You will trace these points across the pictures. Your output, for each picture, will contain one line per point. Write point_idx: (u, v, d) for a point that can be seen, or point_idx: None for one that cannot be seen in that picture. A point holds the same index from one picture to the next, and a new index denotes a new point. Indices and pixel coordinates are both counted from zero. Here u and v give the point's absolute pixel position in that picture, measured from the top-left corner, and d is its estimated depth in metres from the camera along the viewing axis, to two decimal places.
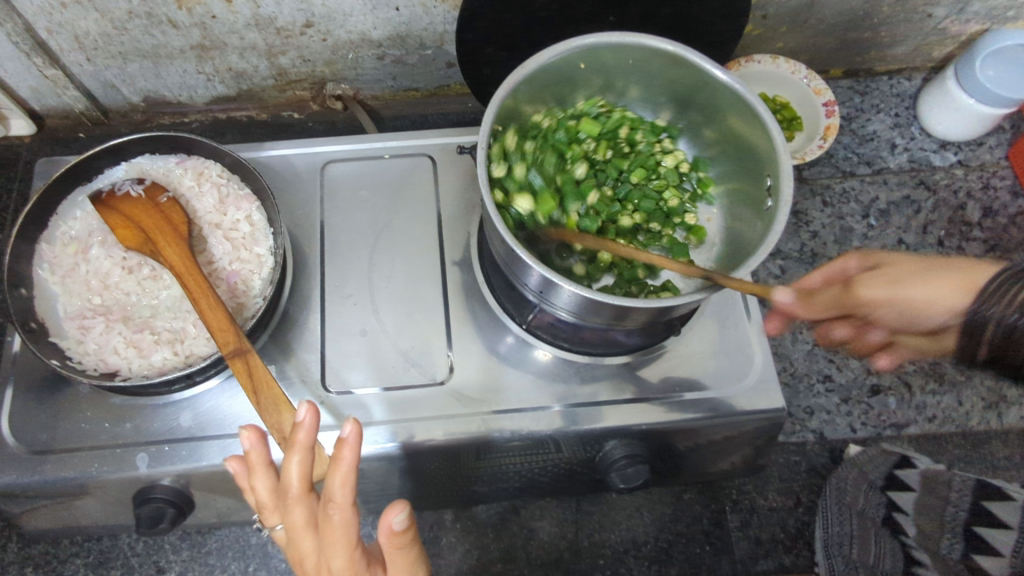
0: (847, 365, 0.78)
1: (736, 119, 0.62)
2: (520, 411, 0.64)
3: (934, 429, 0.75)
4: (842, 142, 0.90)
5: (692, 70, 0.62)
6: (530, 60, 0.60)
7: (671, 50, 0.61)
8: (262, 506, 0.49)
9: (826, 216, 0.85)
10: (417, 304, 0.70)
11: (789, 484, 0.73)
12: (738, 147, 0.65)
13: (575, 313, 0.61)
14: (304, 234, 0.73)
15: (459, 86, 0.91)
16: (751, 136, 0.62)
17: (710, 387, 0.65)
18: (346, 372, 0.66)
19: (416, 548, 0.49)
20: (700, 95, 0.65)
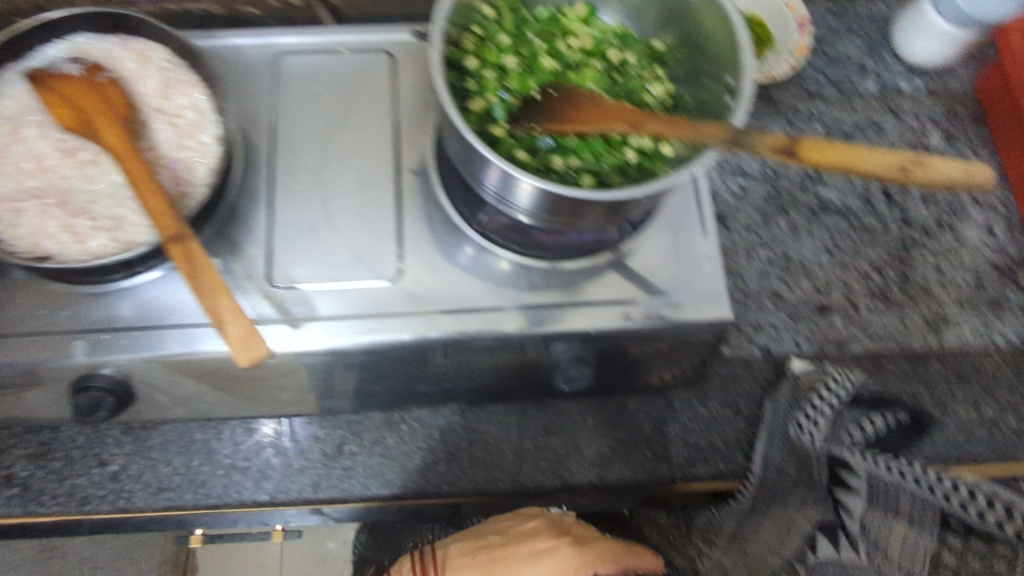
0: (797, 284, 0.78)
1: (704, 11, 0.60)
2: (470, 311, 0.63)
3: (875, 348, 0.77)
4: (812, 64, 0.88)
5: None
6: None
7: None
8: None
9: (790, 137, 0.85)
10: (368, 203, 0.68)
11: (731, 395, 0.75)
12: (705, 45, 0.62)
13: (532, 210, 0.60)
14: (254, 128, 0.70)
15: None
16: (718, 32, 0.59)
17: (658, 293, 0.65)
18: (293, 267, 0.64)
19: None
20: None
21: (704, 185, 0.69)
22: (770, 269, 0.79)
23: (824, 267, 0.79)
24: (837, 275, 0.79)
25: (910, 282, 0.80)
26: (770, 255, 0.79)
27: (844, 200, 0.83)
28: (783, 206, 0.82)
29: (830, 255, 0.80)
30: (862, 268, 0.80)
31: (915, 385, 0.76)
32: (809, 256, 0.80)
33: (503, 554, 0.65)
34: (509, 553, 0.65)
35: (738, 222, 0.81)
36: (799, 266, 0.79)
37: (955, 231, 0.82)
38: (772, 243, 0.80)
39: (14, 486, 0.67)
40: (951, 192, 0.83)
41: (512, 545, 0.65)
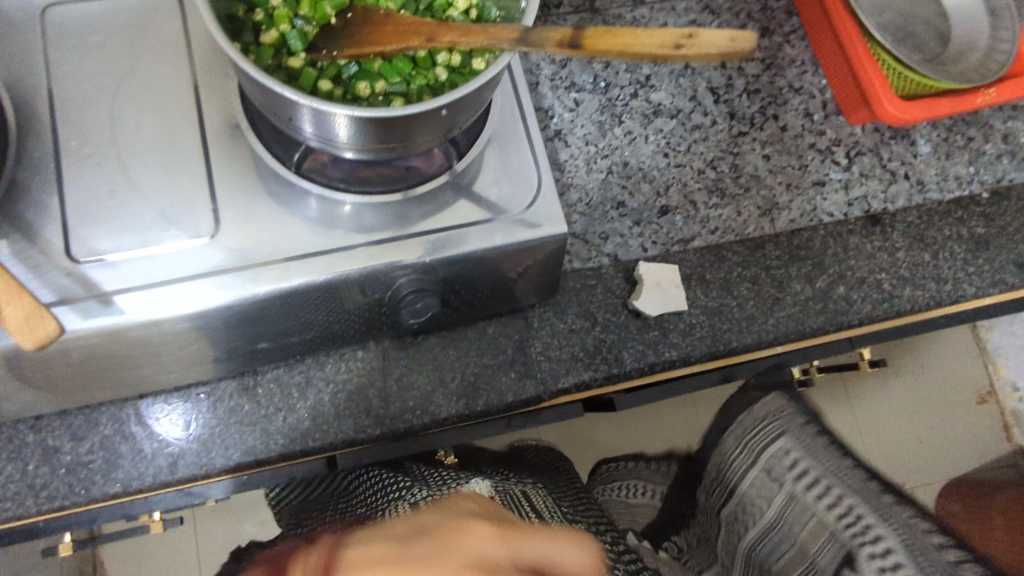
0: (638, 190, 0.80)
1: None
2: (298, 258, 0.61)
3: (715, 240, 0.80)
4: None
5: None
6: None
7: None
8: None
9: None
10: (172, 159, 0.63)
11: (587, 306, 0.76)
12: None
13: (343, 141, 0.57)
14: (25, 93, 0.63)
15: None
16: None
17: (493, 211, 0.64)
18: (94, 239, 0.59)
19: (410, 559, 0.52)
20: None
21: (527, 97, 0.68)
22: (610, 178, 0.80)
23: (661, 169, 0.82)
24: (674, 175, 0.82)
25: (741, 173, 0.83)
26: (609, 165, 0.81)
27: (674, 101, 0.85)
28: (616, 114, 0.83)
29: (666, 157, 0.82)
30: (697, 166, 0.82)
31: (754, 269, 0.80)
32: (646, 160, 0.82)
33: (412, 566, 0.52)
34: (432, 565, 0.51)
35: (575, 136, 0.81)
36: (637, 172, 0.81)
37: (778, 120, 0.86)
38: (610, 153, 0.81)
39: None
40: (771, 83, 0.87)
41: (450, 539, 0.54)
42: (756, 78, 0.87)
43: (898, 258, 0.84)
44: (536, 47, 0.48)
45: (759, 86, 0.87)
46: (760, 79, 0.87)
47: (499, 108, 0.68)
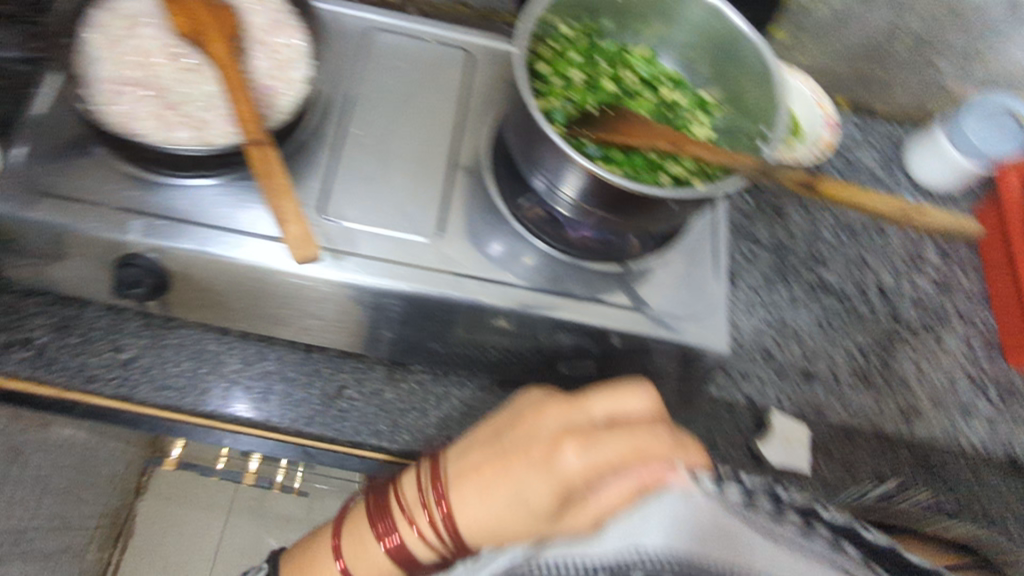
0: (788, 348, 0.84)
1: (751, 66, 0.69)
2: (493, 282, 0.69)
3: (849, 421, 0.81)
4: (834, 163, 0.98)
5: (721, 20, 0.69)
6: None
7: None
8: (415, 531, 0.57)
9: (803, 220, 0.94)
10: (423, 171, 0.75)
11: (711, 432, 0.78)
12: (747, 98, 0.71)
13: (573, 202, 0.67)
14: (337, 86, 0.78)
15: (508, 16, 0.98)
16: (762, 88, 0.69)
17: (667, 308, 0.71)
18: (345, 207, 0.70)
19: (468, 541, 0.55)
20: (724, 39, 0.71)
21: (723, 228, 0.77)
22: (765, 328, 0.85)
23: (815, 337, 0.85)
24: (825, 347, 0.85)
25: (891, 370, 0.85)
26: (768, 316, 0.86)
27: (842, 284, 0.90)
28: (786, 276, 0.89)
29: (822, 329, 0.86)
30: (849, 347, 0.86)
31: (883, 464, 0.80)
32: (803, 325, 0.86)
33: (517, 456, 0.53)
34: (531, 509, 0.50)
35: (744, 280, 0.87)
36: (792, 332, 0.85)
37: (937, 336, 0.89)
38: (771, 306, 0.86)
39: (30, 350, 0.71)
40: (937, 302, 0.91)
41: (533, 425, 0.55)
42: (924, 293, 0.92)
43: None
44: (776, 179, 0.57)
45: (927, 302, 0.91)
46: (928, 295, 0.92)
47: (696, 231, 0.77)
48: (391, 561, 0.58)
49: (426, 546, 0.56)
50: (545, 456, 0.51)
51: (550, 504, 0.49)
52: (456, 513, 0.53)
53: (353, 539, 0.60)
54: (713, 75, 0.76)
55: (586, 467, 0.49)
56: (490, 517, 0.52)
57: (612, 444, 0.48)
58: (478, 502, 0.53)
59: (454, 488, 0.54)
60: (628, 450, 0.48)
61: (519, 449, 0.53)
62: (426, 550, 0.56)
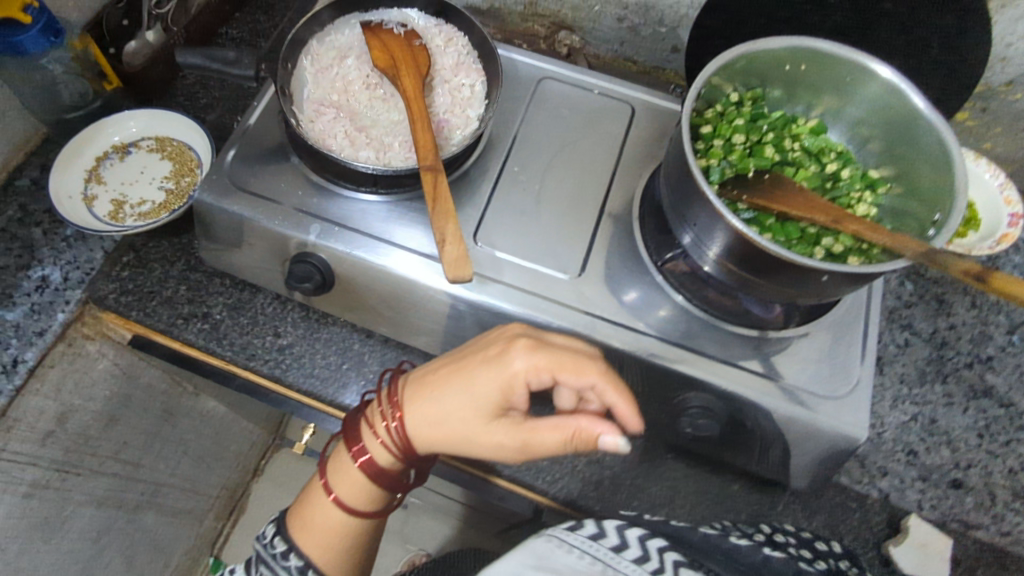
0: (936, 450, 0.77)
1: (930, 150, 0.66)
2: (627, 329, 0.70)
3: (1002, 544, 0.73)
4: (1012, 260, 0.90)
5: (902, 100, 0.67)
6: (760, 39, 0.68)
7: (887, 75, 0.67)
8: (382, 456, 0.66)
9: (970, 315, 0.86)
10: (573, 212, 0.78)
11: (836, 523, 0.73)
12: (921, 181, 0.68)
13: (719, 263, 0.67)
14: (504, 126, 0.83)
15: (673, 74, 1.00)
16: (937, 172, 0.65)
17: (804, 384, 0.68)
18: (495, 236, 0.74)
19: (348, 468, 0.68)
20: (903, 121, 0.69)
21: (877, 312, 0.73)
22: (911, 424, 0.78)
23: (969, 445, 0.78)
24: (981, 458, 0.77)
25: None
26: (916, 412, 0.79)
27: (1009, 392, 0.81)
28: (942, 373, 0.82)
29: (980, 436, 0.78)
30: (1011, 462, 0.77)
31: None
32: (956, 428, 0.79)
33: (462, 364, 0.62)
34: (484, 433, 0.59)
35: (892, 369, 0.82)
36: (942, 433, 0.78)
37: None
38: (920, 401, 0.80)
39: (207, 323, 0.80)
40: None
41: (467, 367, 0.61)
42: None
43: None
44: (944, 268, 0.54)
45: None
46: None
47: (846, 309, 0.73)
48: (367, 478, 0.67)
49: (390, 453, 0.65)
50: (490, 398, 0.59)
51: (491, 407, 0.60)
52: (405, 415, 0.63)
53: (337, 463, 0.68)
54: (885, 156, 0.74)
55: (530, 366, 0.58)
56: (439, 418, 0.61)
57: (614, 400, 0.59)
58: (429, 400, 0.62)
59: (420, 416, 0.62)
60: (574, 368, 0.59)
61: (472, 365, 0.61)
62: (388, 454, 0.66)
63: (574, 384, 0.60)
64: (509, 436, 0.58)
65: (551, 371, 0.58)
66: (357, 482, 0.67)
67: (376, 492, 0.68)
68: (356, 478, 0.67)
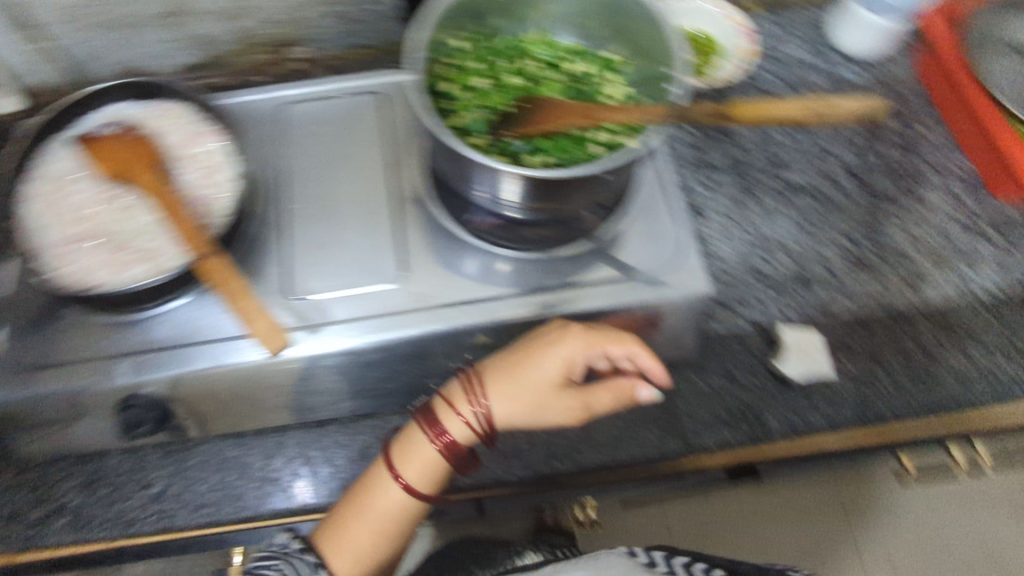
0: (777, 260, 0.84)
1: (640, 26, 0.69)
2: (471, 303, 0.70)
3: (859, 310, 0.81)
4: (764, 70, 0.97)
5: None
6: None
7: None
8: (461, 438, 0.67)
9: (753, 132, 0.93)
10: (372, 220, 0.75)
11: (727, 367, 0.78)
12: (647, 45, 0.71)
13: (516, 204, 0.67)
14: (266, 170, 0.79)
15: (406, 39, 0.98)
16: (654, 33, 0.68)
17: (640, 270, 0.72)
18: (308, 281, 0.71)
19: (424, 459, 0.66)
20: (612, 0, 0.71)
21: (670, 176, 0.77)
22: (749, 249, 0.84)
23: (800, 242, 0.85)
24: (813, 247, 0.84)
25: (884, 247, 0.84)
26: (748, 236, 0.85)
27: (810, 180, 0.89)
28: (754, 192, 0.88)
29: (805, 230, 0.86)
30: (836, 239, 0.85)
31: (906, 340, 0.79)
32: (784, 233, 0.85)
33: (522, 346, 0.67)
34: (562, 406, 0.66)
35: (714, 210, 0.87)
36: (776, 244, 0.85)
37: (919, 197, 0.87)
38: (748, 226, 0.86)
39: (66, 516, 0.72)
40: (910, 164, 0.90)
41: (533, 347, 0.66)
42: (893, 159, 0.90)
43: None
44: (689, 119, 0.57)
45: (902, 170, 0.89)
46: (897, 160, 0.90)
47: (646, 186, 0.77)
48: (439, 456, 0.66)
49: (471, 431, 0.66)
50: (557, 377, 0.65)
51: (556, 379, 0.66)
52: (492, 400, 0.65)
53: (404, 450, 0.67)
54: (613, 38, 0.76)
55: (589, 339, 0.66)
56: (517, 393, 0.65)
57: (647, 363, 0.68)
58: (513, 386, 0.65)
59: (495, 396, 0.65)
60: (616, 339, 0.67)
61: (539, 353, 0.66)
62: (466, 437, 0.66)
63: (615, 354, 0.67)
64: (570, 399, 0.66)
65: (603, 346, 0.66)
66: (426, 462, 0.66)
67: (433, 478, 0.67)
68: (429, 457, 0.66)
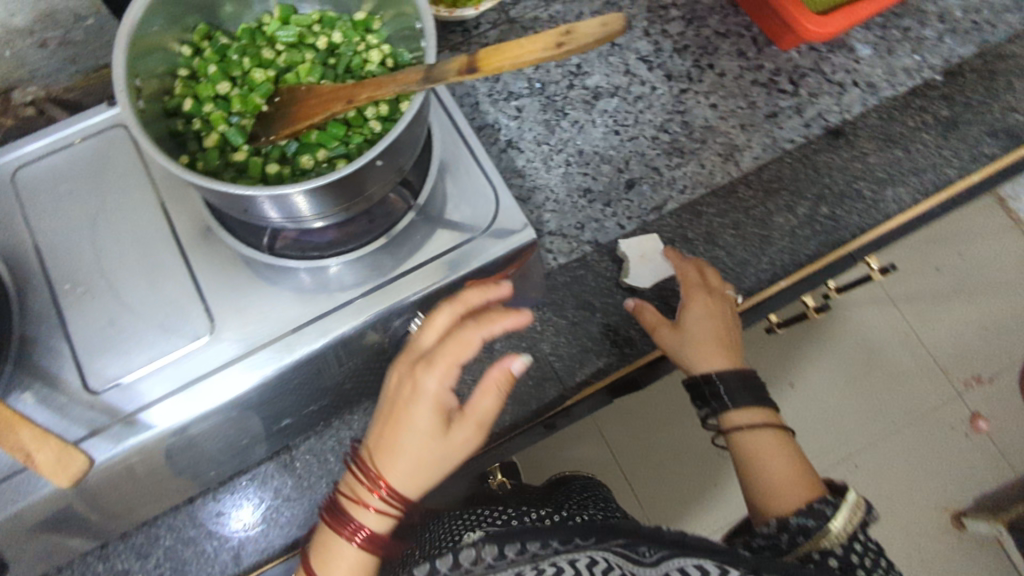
0: (600, 173, 0.82)
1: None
2: (298, 330, 0.64)
3: (686, 199, 0.82)
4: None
5: None
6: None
7: None
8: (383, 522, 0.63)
9: None
10: (159, 274, 0.66)
11: (582, 296, 0.78)
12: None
13: (304, 215, 0.61)
14: (13, 256, 0.67)
15: None
16: None
17: (458, 235, 0.67)
18: (107, 368, 0.63)
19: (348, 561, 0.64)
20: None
21: (463, 122, 0.72)
22: (570, 170, 0.82)
23: (617, 147, 0.83)
24: (630, 149, 0.83)
25: (694, 127, 0.84)
26: (566, 158, 0.83)
27: (610, 81, 0.87)
28: (560, 109, 0.85)
29: (618, 134, 0.84)
30: (649, 133, 0.84)
31: (736, 215, 0.81)
32: (598, 143, 0.83)
33: (395, 416, 0.61)
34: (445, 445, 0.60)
35: (526, 140, 0.83)
36: (594, 156, 0.83)
37: (714, 68, 0.88)
38: (563, 146, 0.83)
39: None
40: (697, 36, 0.89)
41: (403, 414, 0.60)
42: (681, 36, 0.89)
43: (871, 162, 0.84)
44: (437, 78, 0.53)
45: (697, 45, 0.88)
46: (685, 35, 0.89)
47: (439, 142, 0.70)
48: (364, 552, 0.63)
49: (387, 518, 0.62)
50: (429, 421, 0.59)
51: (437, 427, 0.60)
52: (391, 482, 0.60)
53: (320, 558, 0.64)
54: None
55: (447, 375, 0.60)
56: (410, 467, 0.60)
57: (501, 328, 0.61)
58: (396, 458, 0.60)
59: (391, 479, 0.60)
60: (462, 348, 0.60)
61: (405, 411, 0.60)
62: (387, 522, 0.63)
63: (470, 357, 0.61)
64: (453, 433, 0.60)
65: (457, 366, 0.60)
66: (354, 564, 0.63)
67: (373, 563, 0.65)
68: (354, 559, 0.63)
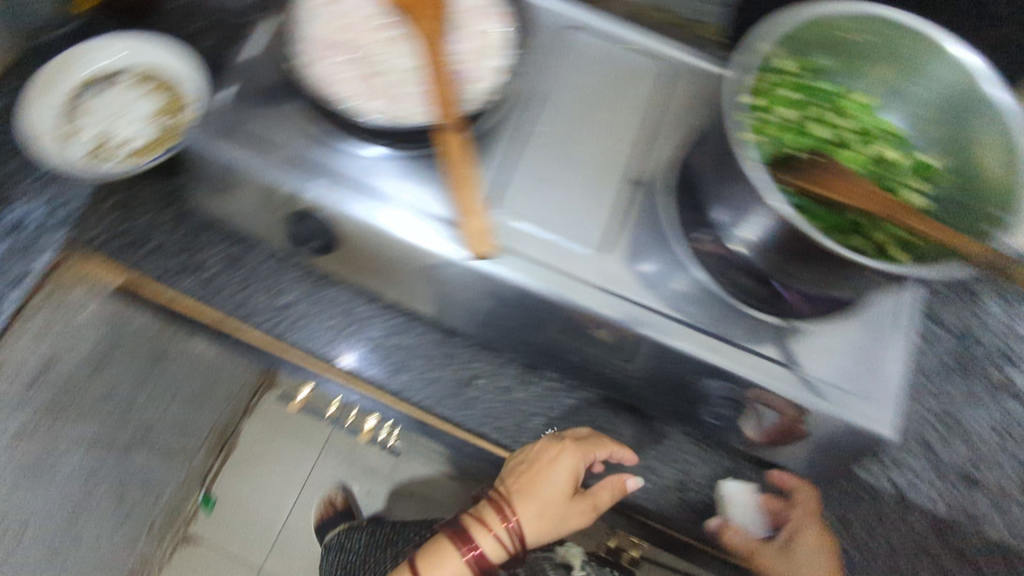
0: (954, 446, 0.76)
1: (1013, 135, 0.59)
2: (649, 313, 0.66)
3: (1005, 545, 0.73)
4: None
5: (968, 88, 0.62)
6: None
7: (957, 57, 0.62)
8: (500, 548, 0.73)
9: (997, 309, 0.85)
10: (600, 179, 0.72)
11: (850, 509, 0.74)
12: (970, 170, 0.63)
13: (753, 247, 0.60)
14: (531, 79, 0.76)
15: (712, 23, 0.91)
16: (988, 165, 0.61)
17: (829, 380, 0.65)
18: (514, 203, 0.69)
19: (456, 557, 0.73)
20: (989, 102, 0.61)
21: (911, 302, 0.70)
22: (932, 419, 0.78)
23: (987, 442, 0.77)
24: (996, 457, 0.76)
25: None
26: (935, 405, 0.78)
27: None
28: (965, 368, 0.81)
29: (997, 433, 0.78)
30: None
31: None
32: (973, 423, 0.78)
33: (535, 473, 0.71)
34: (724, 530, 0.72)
35: (918, 362, 0.80)
36: (960, 429, 0.77)
37: None
38: (940, 396, 0.79)
39: (204, 274, 0.78)
40: None
41: (540, 468, 0.71)
42: None
43: None
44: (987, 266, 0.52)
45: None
46: None
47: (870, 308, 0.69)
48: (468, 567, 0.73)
49: (504, 549, 0.73)
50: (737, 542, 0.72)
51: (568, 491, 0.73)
52: (521, 517, 0.73)
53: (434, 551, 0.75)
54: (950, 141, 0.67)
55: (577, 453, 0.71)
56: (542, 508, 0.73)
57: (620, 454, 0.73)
58: (529, 500, 0.72)
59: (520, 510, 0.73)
60: (601, 446, 0.72)
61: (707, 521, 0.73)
62: (501, 553, 0.73)
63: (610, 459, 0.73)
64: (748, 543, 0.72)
65: (590, 451, 0.72)
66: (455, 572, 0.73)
67: None
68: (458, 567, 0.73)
